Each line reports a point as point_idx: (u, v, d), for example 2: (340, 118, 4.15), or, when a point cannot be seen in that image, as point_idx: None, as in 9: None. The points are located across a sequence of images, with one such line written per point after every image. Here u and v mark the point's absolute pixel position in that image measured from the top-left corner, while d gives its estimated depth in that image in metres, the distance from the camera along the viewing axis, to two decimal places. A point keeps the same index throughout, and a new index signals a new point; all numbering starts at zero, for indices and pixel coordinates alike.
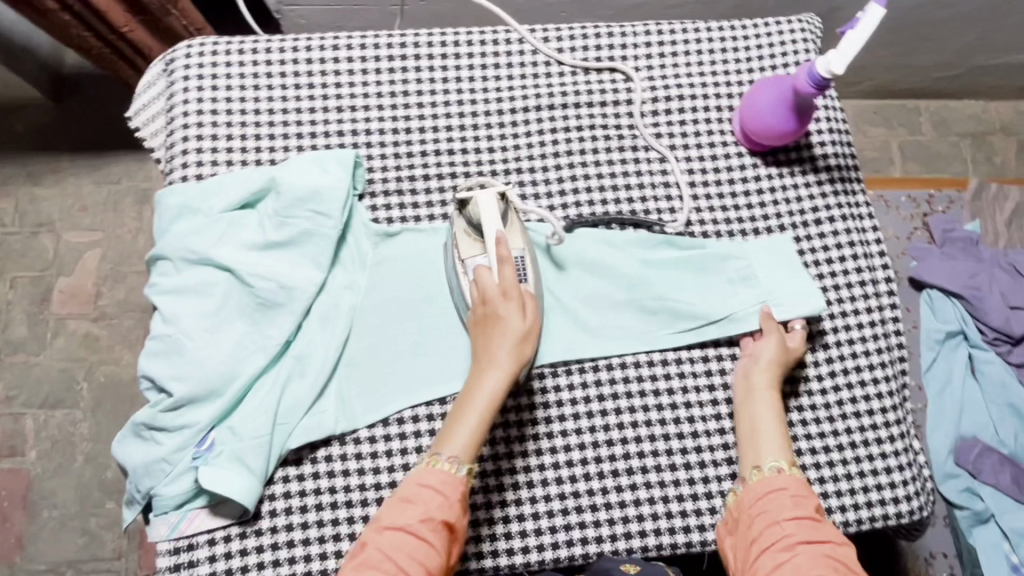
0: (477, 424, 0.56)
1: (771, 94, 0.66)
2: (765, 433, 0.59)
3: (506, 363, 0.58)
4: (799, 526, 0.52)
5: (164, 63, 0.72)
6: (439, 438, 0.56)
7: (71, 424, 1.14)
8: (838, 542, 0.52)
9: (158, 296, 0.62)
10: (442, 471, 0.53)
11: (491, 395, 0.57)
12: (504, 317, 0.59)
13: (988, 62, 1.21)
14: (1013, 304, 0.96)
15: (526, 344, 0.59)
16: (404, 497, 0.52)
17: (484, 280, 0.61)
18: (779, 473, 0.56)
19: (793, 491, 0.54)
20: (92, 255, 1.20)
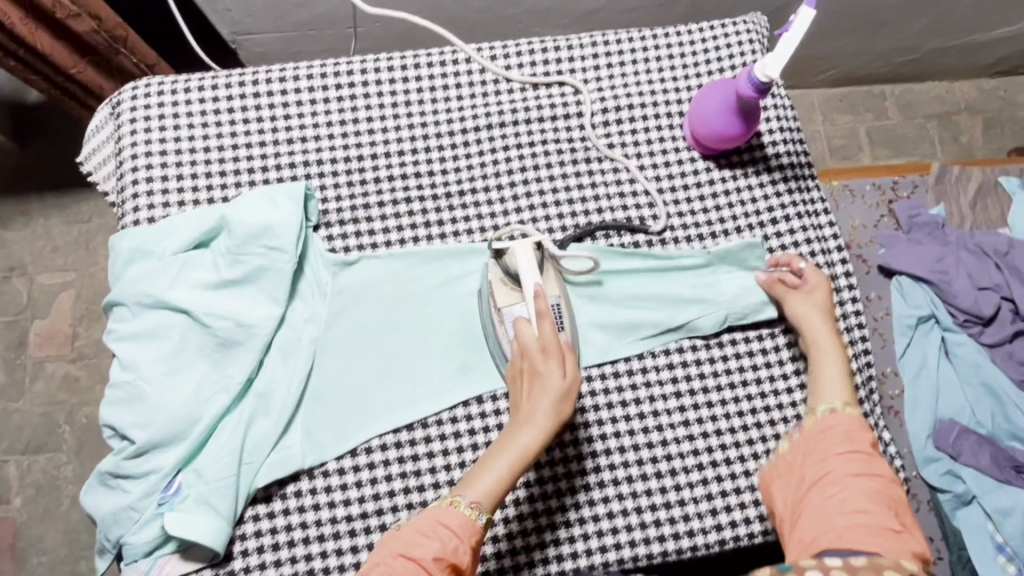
0: (504, 475, 0.54)
1: (716, 98, 0.66)
2: (829, 378, 0.60)
3: (542, 421, 0.55)
4: (849, 461, 0.53)
5: (111, 105, 0.71)
6: (465, 480, 0.54)
7: (55, 468, 1.13)
8: (890, 477, 0.52)
9: (115, 342, 0.62)
10: (462, 514, 0.52)
11: (524, 449, 0.55)
12: (543, 375, 0.56)
13: (945, 45, 1.22)
14: (981, 285, 0.96)
15: (566, 404, 0.56)
16: (422, 529, 0.51)
17: (524, 333, 0.58)
18: (844, 414, 0.56)
19: (848, 428, 0.55)
20: (67, 296, 1.19)
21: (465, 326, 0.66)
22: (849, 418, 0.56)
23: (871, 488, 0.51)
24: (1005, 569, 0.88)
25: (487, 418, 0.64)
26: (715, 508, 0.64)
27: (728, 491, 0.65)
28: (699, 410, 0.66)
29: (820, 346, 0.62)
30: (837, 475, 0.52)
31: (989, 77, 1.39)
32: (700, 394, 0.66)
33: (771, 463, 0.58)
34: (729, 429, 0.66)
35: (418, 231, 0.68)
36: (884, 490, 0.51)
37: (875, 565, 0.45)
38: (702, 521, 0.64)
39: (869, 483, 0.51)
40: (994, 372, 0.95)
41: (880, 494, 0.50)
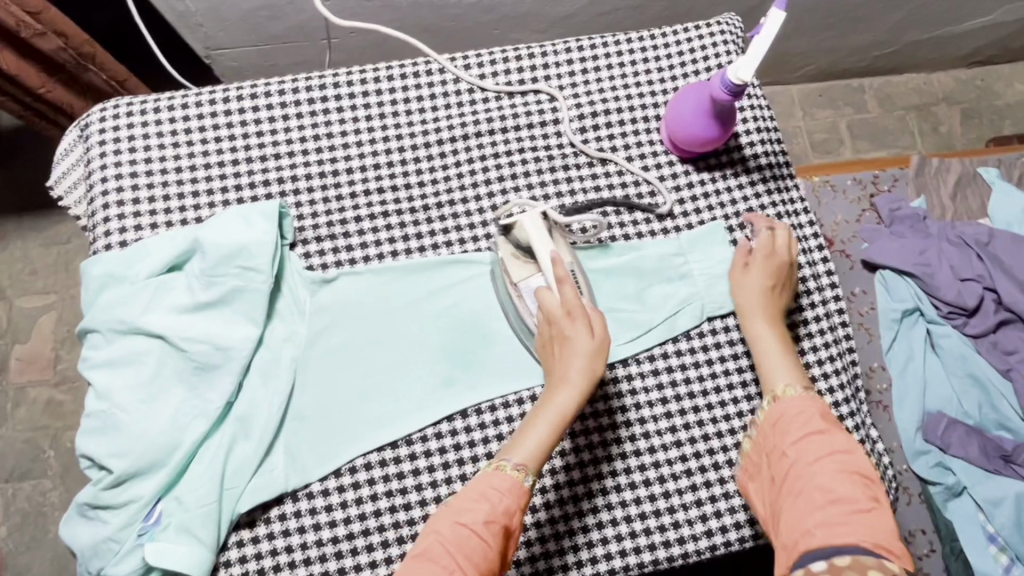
0: (547, 434, 0.54)
1: (690, 102, 0.66)
2: (774, 360, 0.60)
3: (578, 382, 0.55)
4: (806, 448, 0.52)
5: (79, 128, 0.70)
6: (511, 444, 0.54)
7: (41, 495, 1.11)
8: (856, 452, 0.51)
9: (90, 371, 0.60)
10: (509, 476, 0.52)
11: (563, 410, 0.55)
12: (571, 337, 0.56)
13: (920, 37, 1.22)
14: (964, 276, 0.97)
15: (599, 359, 0.56)
16: (476, 493, 0.51)
17: (546, 298, 0.58)
18: (799, 396, 0.56)
19: (799, 414, 0.55)
20: (47, 319, 1.17)
21: (447, 339, 0.65)
22: (804, 399, 0.56)
23: (837, 470, 0.50)
24: (998, 559, 0.88)
25: (472, 432, 0.63)
26: (705, 514, 0.64)
27: (717, 496, 0.64)
28: (686, 415, 0.65)
29: (761, 325, 0.62)
30: (801, 465, 0.51)
31: (966, 68, 1.40)
32: (686, 399, 0.66)
33: (742, 467, 0.58)
34: (716, 433, 0.65)
35: (397, 245, 0.67)
36: (852, 469, 0.50)
37: (858, 564, 0.43)
38: (692, 528, 0.64)
39: (834, 465, 0.50)
40: (980, 363, 0.96)
41: (849, 474, 0.50)
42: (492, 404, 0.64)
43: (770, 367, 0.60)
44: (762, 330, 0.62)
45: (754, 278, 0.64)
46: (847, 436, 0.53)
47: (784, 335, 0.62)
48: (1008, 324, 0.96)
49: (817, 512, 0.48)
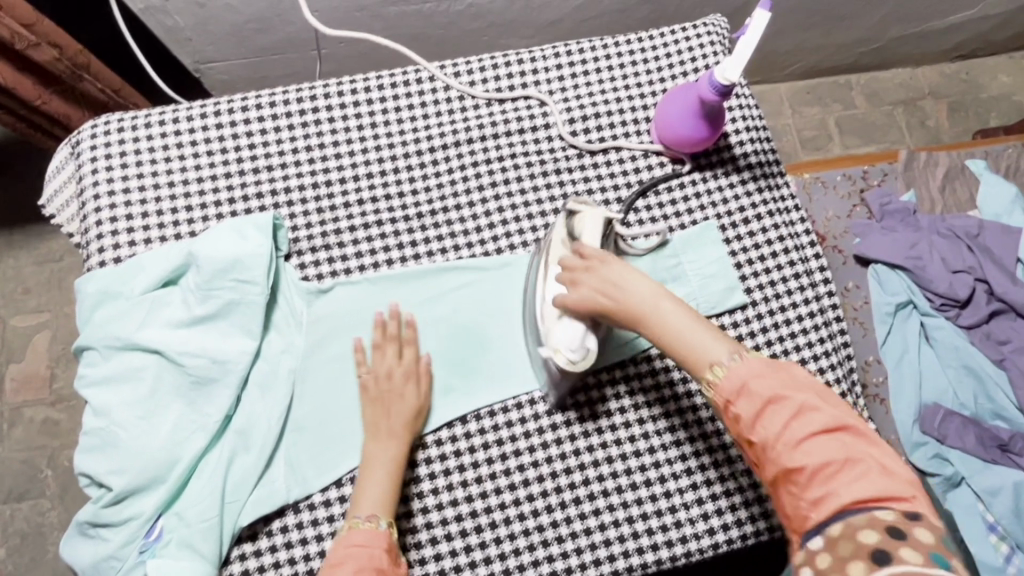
0: (386, 484, 0.58)
1: (679, 103, 0.67)
2: (692, 341, 0.52)
3: (399, 437, 0.60)
4: (772, 420, 0.47)
5: (70, 145, 0.70)
6: (354, 503, 0.58)
7: (39, 515, 1.10)
8: (806, 397, 0.48)
9: (86, 389, 0.60)
10: (364, 529, 0.55)
11: (390, 461, 0.59)
12: (399, 396, 0.61)
13: (904, 33, 1.24)
14: (955, 268, 0.98)
15: (419, 421, 0.62)
16: (336, 560, 0.54)
17: (377, 362, 0.62)
18: (731, 368, 0.50)
19: (754, 379, 0.49)
20: (41, 338, 1.17)
21: (443, 347, 0.66)
22: (734, 368, 0.50)
23: (801, 435, 0.46)
24: (998, 548, 0.89)
25: (472, 438, 0.64)
26: (706, 512, 0.64)
27: (717, 494, 0.65)
28: (683, 414, 0.66)
29: (648, 317, 0.54)
30: (766, 444, 0.47)
31: (950, 62, 1.41)
32: (683, 398, 0.66)
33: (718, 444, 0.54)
34: (715, 431, 0.66)
35: (392, 254, 0.68)
36: (812, 425, 0.47)
37: (849, 530, 0.42)
38: (693, 526, 0.64)
39: (796, 430, 0.47)
40: (974, 354, 0.96)
41: (811, 434, 0.46)
42: (491, 409, 0.65)
43: (689, 349, 0.52)
44: (654, 313, 0.54)
45: (585, 291, 0.56)
46: (793, 377, 0.49)
47: (671, 300, 0.54)
48: (999, 315, 0.97)
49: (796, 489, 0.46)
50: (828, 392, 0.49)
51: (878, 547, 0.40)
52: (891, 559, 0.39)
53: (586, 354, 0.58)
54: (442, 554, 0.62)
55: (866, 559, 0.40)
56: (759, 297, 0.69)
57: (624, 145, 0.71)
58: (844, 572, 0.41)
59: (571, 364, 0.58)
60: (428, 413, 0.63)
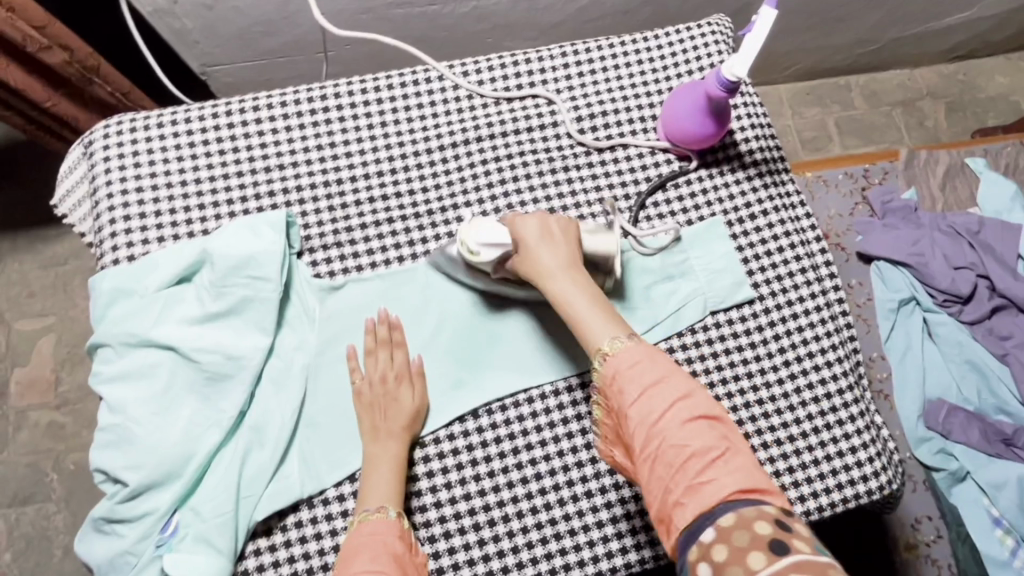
0: (391, 480, 0.59)
1: (686, 100, 0.68)
2: (588, 315, 0.55)
3: (396, 437, 0.61)
4: (655, 402, 0.49)
5: (83, 146, 0.71)
6: (362, 498, 0.59)
7: (44, 519, 1.10)
8: (692, 384, 0.50)
9: (102, 385, 0.61)
10: (374, 519, 0.57)
11: (393, 458, 0.60)
12: (395, 398, 0.62)
13: (902, 34, 1.25)
14: (957, 265, 0.99)
15: (418, 422, 0.63)
16: (351, 549, 0.54)
17: (370, 366, 0.63)
18: (626, 346, 0.52)
19: (642, 361, 0.51)
20: (46, 342, 1.17)
21: (455, 342, 0.66)
22: (629, 347, 0.52)
23: (687, 418, 0.48)
24: (1004, 542, 0.89)
25: (484, 432, 0.65)
26: None
27: None
28: None
29: (557, 282, 0.57)
30: (652, 424, 0.48)
31: (948, 62, 1.43)
32: None
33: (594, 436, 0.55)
34: None
35: (403, 251, 0.68)
36: (698, 411, 0.48)
37: (742, 520, 0.42)
38: None
39: (679, 413, 0.48)
40: (977, 349, 0.97)
41: (696, 419, 0.48)
42: (502, 404, 0.65)
43: (584, 320, 0.55)
44: (563, 285, 0.57)
45: (528, 237, 0.60)
46: (677, 368, 0.51)
47: (586, 278, 0.58)
48: (1002, 310, 0.98)
49: (679, 474, 0.46)
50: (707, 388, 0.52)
51: (774, 538, 0.41)
52: (789, 548, 0.40)
53: (475, 254, 0.62)
54: (455, 548, 0.62)
55: (765, 549, 0.40)
56: (766, 292, 0.70)
57: (631, 142, 0.72)
58: (742, 561, 0.40)
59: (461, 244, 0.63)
60: (427, 414, 0.64)
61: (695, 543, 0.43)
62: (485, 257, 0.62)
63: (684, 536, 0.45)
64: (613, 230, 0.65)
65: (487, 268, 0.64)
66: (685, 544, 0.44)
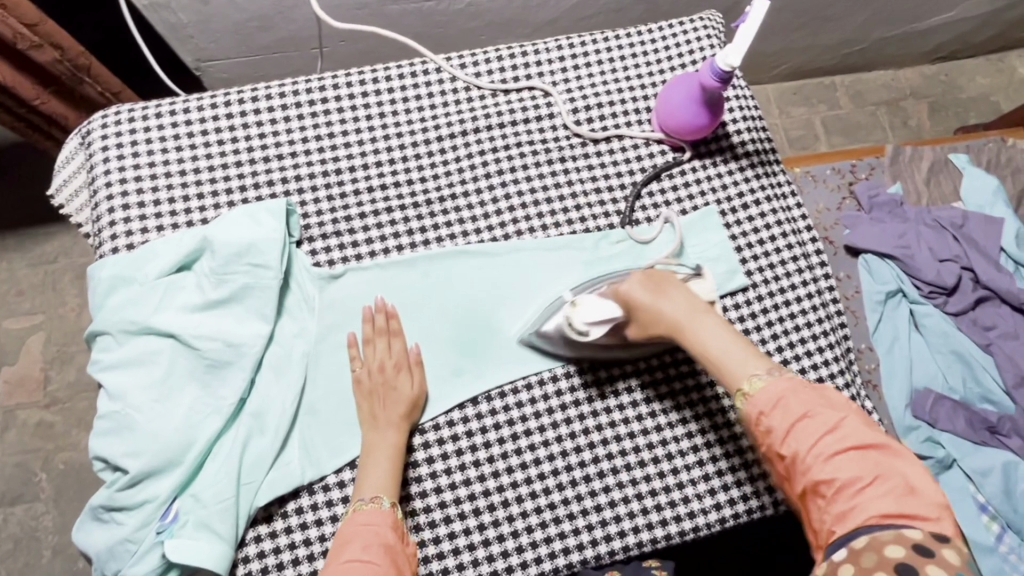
0: (388, 469, 0.60)
1: (681, 91, 0.69)
2: (728, 355, 0.55)
3: (395, 428, 0.61)
4: (802, 433, 0.49)
5: (80, 135, 0.71)
6: (358, 486, 0.59)
7: (33, 519, 1.08)
8: (842, 414, 0.49)
9: (102, 373, 0.61)
10: (367, 509, 0.57)
11: (391, 447, 0.61)
12: (394, 386, 0.62)
13: (887, 34, 1.28)
14: (942, 257, 1.01)
15: (416, 411, 0.63)
16: (344, 539, 0.55)
17: (367, 356, 0.64)
18: (767, 382, 0.52)
19: (789, 394, 0.51)
20: (35, 341, 1.16)
21: (454, 329, 0.67)
22: (771, 384, 0.52)
23: (835, 450, 0.47)
24: (989, 528, 0.91)
25: (484, 419, 0.65)
26: (713, 488, 0.66)
27: (723, 470, 0.66)
28: (690, 393, 0.68)
29: (691, 330, 0.58)
30: (797, 456, 0.49)
31: (931, 63, 1.46)
32: (689, 377, 0.68)
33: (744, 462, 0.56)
34: (720, 409, 0.67)
35: (402, 240, 0.69)
36: (846, 442, 0.48)
37: (874, 544, 0.43)
38: (701, 502, 0.65)
39: (828, 445, 0.48)
40: (962, 340, 0.99)
41: (843, 450, 0.47)
42: (501, 390, 0.66)
43: (727, 363, 0.55)
44: (691, 329, 0.58)
45: (641, 297, 0.60)
46: (833, 399, 0.51)
47: (715, 319, 0.58)
48: (985, 301, 1.01)
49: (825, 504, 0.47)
50: (862, 413, 0.50)
51: (904, 562, 0.41)
52: None
53: (584, 334, 0.63)
54: (456, 533, 0.63)
55: None
56: (759, 280, 0.71)
57: (627, 134, 0.73)
58: None
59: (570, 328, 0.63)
60: (425, 402, 0.64)
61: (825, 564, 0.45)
62: (595, 334, 0.63)
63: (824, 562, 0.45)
64: (704, 276, 0.65)
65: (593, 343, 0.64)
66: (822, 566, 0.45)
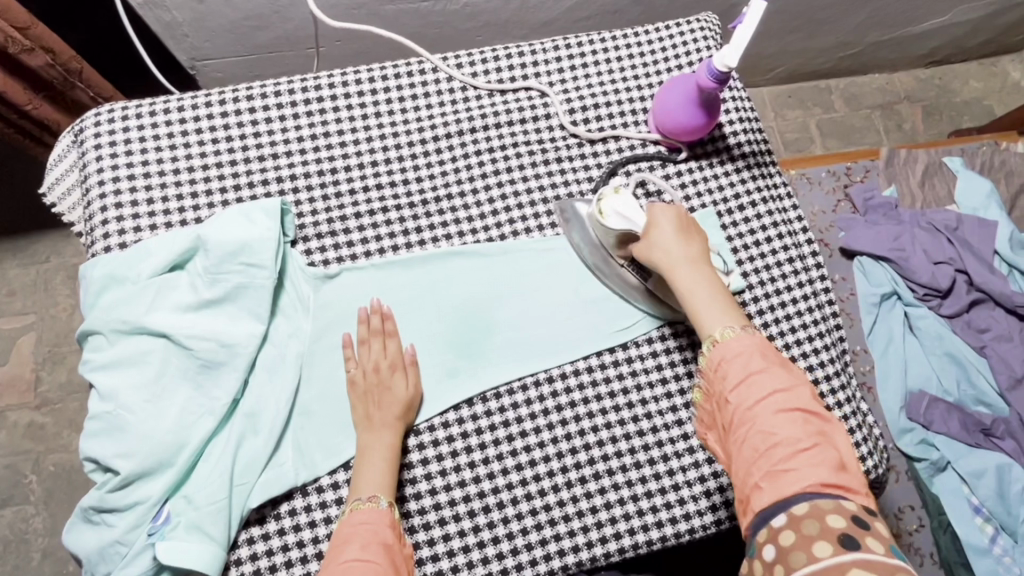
0: (384, 471, 0.59)
1: (677, 93, 0.69)
2: (711, 306, 0.57)
3: (389, 426, 0.61)
4: (753, 390, 0.51)
5: (73, 134, 0.70)
6: (353, 488, 0.59)
7: (23, 521, 1.07)
8: (796, 380, 0.51)
9: (93, 373, 0.60)
10: (365, 509, 0.56)
11: (386, 450, 0.60)
12: (390, 387, 0.62)
13: (881, 38, 1.28)
14: (937, 259, 1.01)
15: (411, 412, 0.63)
16: (341, 539, 0.54)
17: (362, 357, 0.63)
18: (738, 335, 0.54)
19: (748, 353, 0.53)
20: (26, 341, 1.15)
21: (449, 330, 0.67)
22: (741, 337, 0.54)
23: (782, 409, 0.49)
24: (984, 529, 0.91)
25: (479, 420, 0.65)
26: (708, 490, 0.65)
27: (719, 471, 0.66)
28: (685, 396, 0.67)
29: (684, 274, 0.59)
30: (746, 408, 0.50)
31: (924, 67, 1.46)
32: (684, 379, 0.68)
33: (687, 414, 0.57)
34: None
35: (397, 240, 0.69)
36: (794, 403, 0.50)
37: (816, 511, 0.44)
38: (697, 504, 0.65)
39: (776, 404, 0.50)
40: (955, 342, 0.99)
41: (791, 410, 0.49)
42: (497, 392, 0.66)
43: (708, 310, 0.57)
44: (691, 271, 0.59)
45: (665, 228, 0.61)
46: (785, 364, 0.53)
47: (710, 275, 0.60)
48: (979, 304, 1.01)
49: (765, 460, 0.48)
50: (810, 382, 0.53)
51: (846, 532, 0.43)
52: (860, 546, 0.42)
53: (604, 215, 0.65)
54: (450, 535, 0.62)
55: (833, 541, 0.42)
56: (755, 281, 0.71)
57: (623, 134, 0.73)
58: (810, 549, 0.43)
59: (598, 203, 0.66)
60: (420, 405, 0.64)
61: (765, 524, 0.46)
62: (612, 221, 0.64)
63: (760, 518, 0.47)
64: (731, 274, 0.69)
65: (607, 234, 0.66)
66: (757, 524, 0.47)
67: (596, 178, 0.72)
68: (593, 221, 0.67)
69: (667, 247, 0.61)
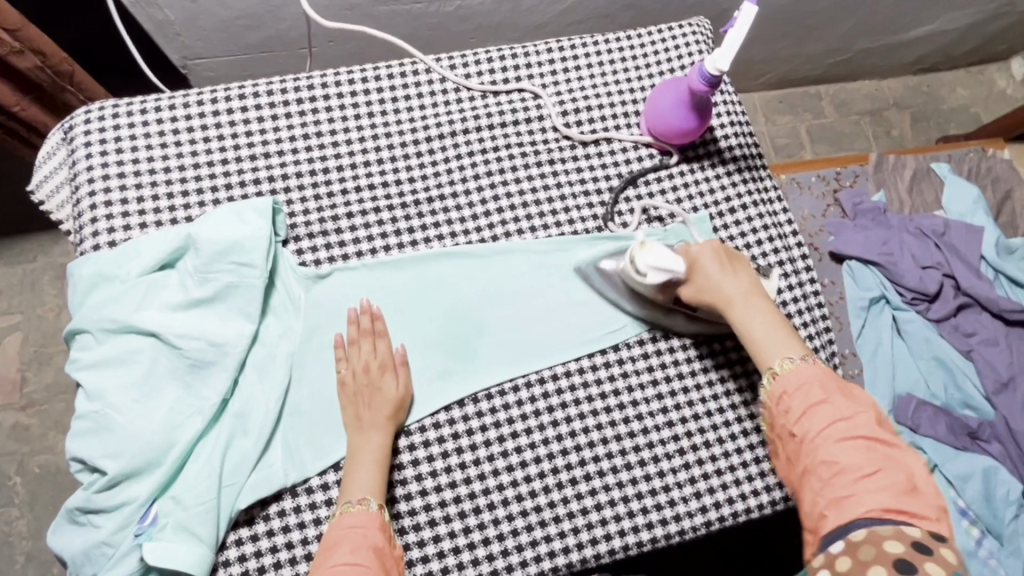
0: (375, 472, 0.59)
1: (670, 96, 0.69)
2: (767, 337, 0.59)
3: (382, 427, 0.61)
4: (814, 419, 0.53)
5: (62, 131, 0.70)
6: (343, 490, 0.58)
7: (7, 524, 1.05)
8: (858, 409, 0.53)
9: (80, 373, 0.59)
10: (355, 513, 0.56)
11: (377, 450, 0.60)
12: (383, 389, 0.62)
13: (871, 45, 1.30)
14: (924, 264, 1.03)
15: (402, 412, 0.62)
16: (331, 543, 0.54)
17: (353, 357, 0.63)
18: (797, 366, 0.56)
19: (809, 383, 0.55)
20: (12, 341, 1.13)
21: (441, 330, 0.67)
22: (800, 368, 0.56)
23: (843, 439, 0.51)
24: (970, 532, 0.92)
25: (470, 421, 0.65)
26: (699, 492, 0.66)
27: (709, 473, 0.66)
28: (676, 398, 0.68)
29: (739, 307, 0.61)
30: (809, 438, 0.53)
31: (913, 75, 1.48)
32: (675, 380, 0.68)
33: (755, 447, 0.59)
34: (705, 413, 0.68)
35: (390, 241, 0.68)
36: (857, 432, 0.51)
37: (873, 536, 0.46)
38: (687, 505, 0.65)
39: (836, 434, 0.52)
40: (943, 346, 1.01)
41: (854, 438, 0.51)
42: (489, 392, 0.66)
43: (765, 344, 0.59)
44: (744, 305, 0.61)
45: (708, 264, 0.63)
46: (848, 393, 0.54)
47: (766, 306, 0.62)
48: (966, 308, 1.02)
49: (828, 489, 0.50)
50: (876, 410, 0.54)
51: (902, 557, 0.44)
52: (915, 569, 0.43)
53: (642, 274, 0.63)
54: (441, 536, 0.62)
55: (888, 565, 0.43)
56: None
57: (616, 137, 0.74)
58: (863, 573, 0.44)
59: (632, 264, 0.64)
60: (410, 405, 0.64)
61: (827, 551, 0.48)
62: (653, 278, 0.63)
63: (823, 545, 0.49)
64: (772, 276, 0.71)
65: (647, 288, 0.64)
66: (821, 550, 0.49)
67: (588, 180, 0.73)
68: (624, 275, 0.66)
69: (717, 281, 0.62)
